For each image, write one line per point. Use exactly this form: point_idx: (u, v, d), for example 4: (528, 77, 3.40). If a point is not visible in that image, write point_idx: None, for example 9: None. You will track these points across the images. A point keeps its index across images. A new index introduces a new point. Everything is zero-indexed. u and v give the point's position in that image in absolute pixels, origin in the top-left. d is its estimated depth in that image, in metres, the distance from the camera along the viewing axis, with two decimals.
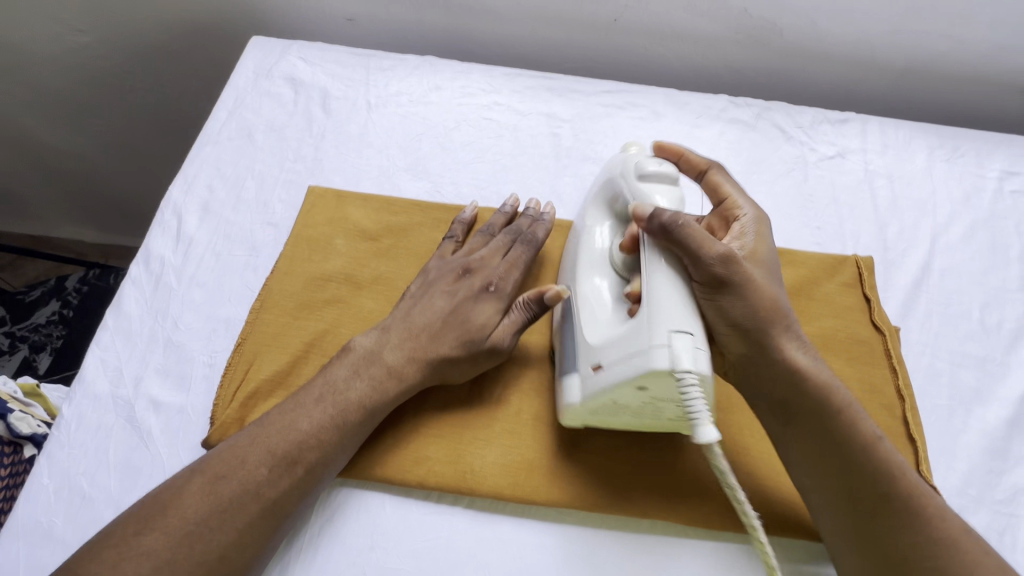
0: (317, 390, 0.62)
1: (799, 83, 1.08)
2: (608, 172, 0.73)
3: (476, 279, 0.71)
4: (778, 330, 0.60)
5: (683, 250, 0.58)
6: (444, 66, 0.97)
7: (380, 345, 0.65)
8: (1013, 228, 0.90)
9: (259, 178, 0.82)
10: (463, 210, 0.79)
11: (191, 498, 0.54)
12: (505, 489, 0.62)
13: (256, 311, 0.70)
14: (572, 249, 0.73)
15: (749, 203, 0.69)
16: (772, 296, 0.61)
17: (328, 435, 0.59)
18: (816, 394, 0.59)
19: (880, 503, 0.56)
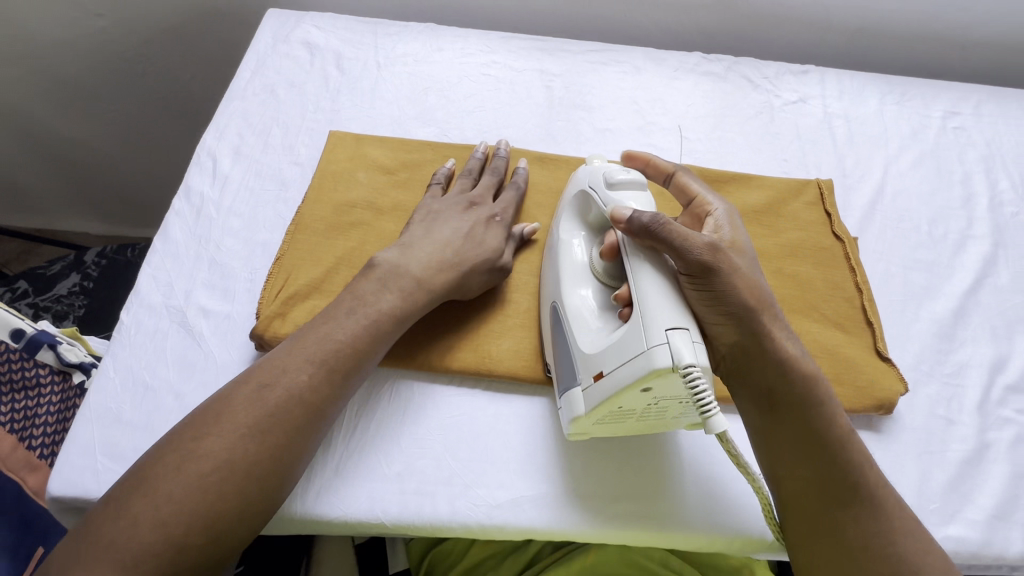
0: (346, 304, 0.68)
1: (765, 43, 1.20)
2: (580, 187, 0.76)
3: (480, 211, 0.80)
4: (767, 322, 0.63)
5: (670, 247, 0.61)
6: (445, 31, 1.07)
7: (404, 261, 0.72)
8: (955, 157, 1.02)
9: (284, 127, 0.91)
10: (443, 165, 0.86)
11: (244, 401, 0.59)
12: (520, 369, 0.72)
13: (291, 233, 0.78)
14: (551, 262, 0.75)
15: (718, 199, 0.72)
16: (757, 288, 0.64)
17: (365, 338, 0.66)
18: (801, 383, 0.64)
19: (848, 495, 0.60)
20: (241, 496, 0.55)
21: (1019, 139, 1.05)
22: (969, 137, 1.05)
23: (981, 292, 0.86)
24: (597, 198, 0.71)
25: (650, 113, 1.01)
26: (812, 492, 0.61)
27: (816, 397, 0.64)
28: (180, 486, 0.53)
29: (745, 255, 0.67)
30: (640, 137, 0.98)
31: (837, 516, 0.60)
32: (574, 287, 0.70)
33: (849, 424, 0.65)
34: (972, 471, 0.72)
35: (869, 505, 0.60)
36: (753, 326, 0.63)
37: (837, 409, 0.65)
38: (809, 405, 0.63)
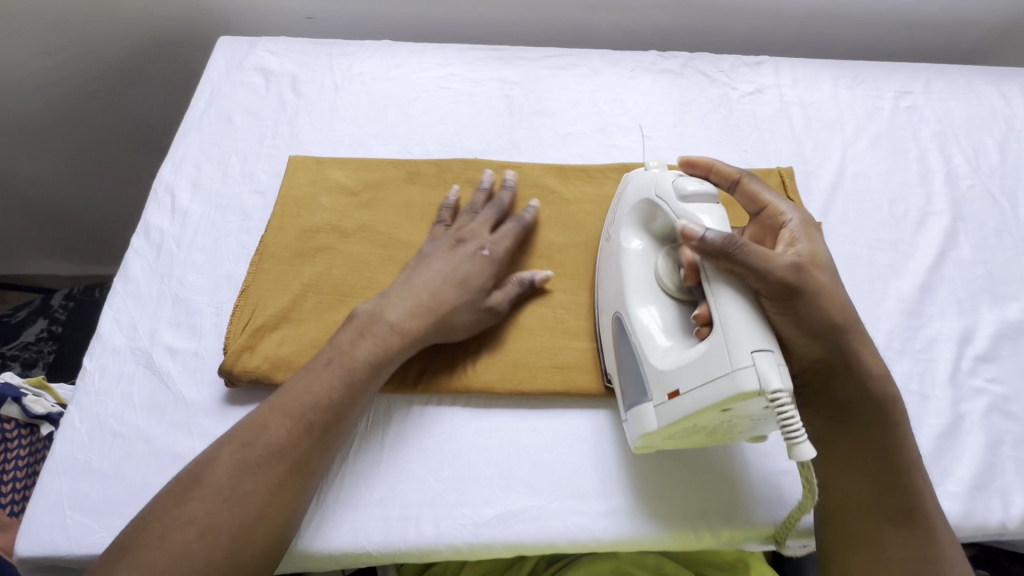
0: (326, 355, 0.66)
1: (719, 37, 1.21)
2: (646, 184, 0.73)
3: (469, 246, 0.77)
4: (852, 342, 0.64)
5: (751, 271, 0.59)
6: (400, 47, 1.07)
7: (382, 307, 0.70)
8: (909, 136, 1.04)
9: (242, 155, 0.90)
10: (448, 195, 0.84)
11: (224, 463, 0.57)
12: (497, 384, 0.71)
13: (255, 263, 0.77)
14: (612, 274, 0.73)
15: (791, 207, 0.70)
16: (840, 302, 0.63)
17: (337, 393, 0.64)
18: (875, 394, 0.64)
19: (904, 516, 0.61)
20: (230, 564, 0.53)
21: (970, 114, 1.08)
22: (921, 115, 1.07)
23: (944, 266, 0.88)
24: (667, 209, 0.68)
25: (610, 114, 1.01)
26: (863, 510, 0.63)
27: (892, 408, 0.64)
28: (164, 559, 0.52)
29: (827, 266, 0.65)
30: (602, 139, 0.98)
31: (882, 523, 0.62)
32: (638, 295, 0.68)
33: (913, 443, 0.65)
34: (949, 444, 0.73)
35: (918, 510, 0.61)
36: (837, 342, 0.63)
37: (908, 433, 0.65)
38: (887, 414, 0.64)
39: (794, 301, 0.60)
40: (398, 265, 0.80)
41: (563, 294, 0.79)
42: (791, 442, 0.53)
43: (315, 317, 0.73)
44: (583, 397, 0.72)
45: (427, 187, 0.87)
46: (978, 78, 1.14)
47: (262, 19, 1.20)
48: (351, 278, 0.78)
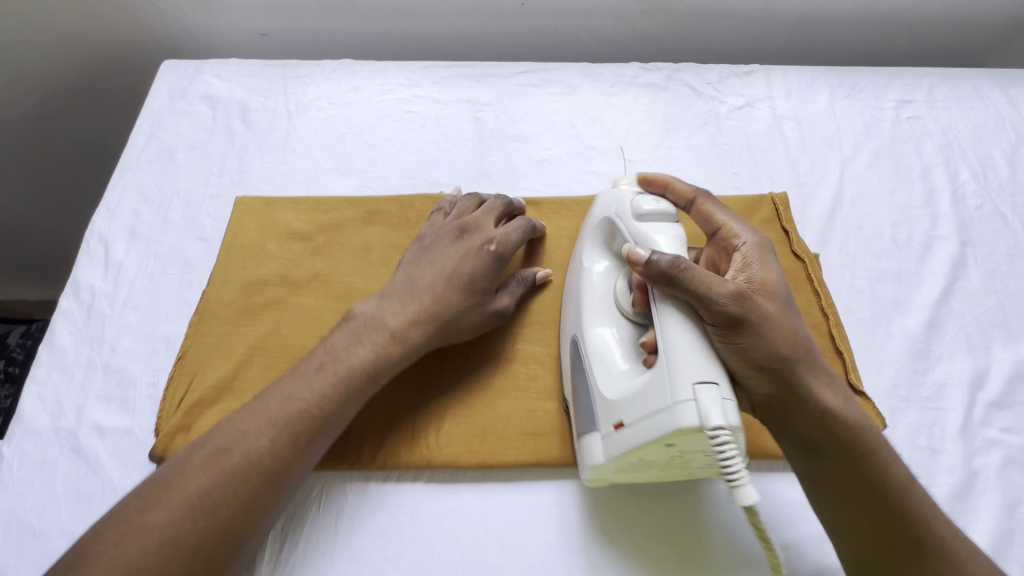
0: (317, 359, 0.59)
1: (706, 44, 1.13)
2: (607, 200, 0.70)
3: (475, 238, 0.70)
4: (808, 373, 0.57)
5: (692, 296, 0.54)
6: (360, 67, 0.98)
7: (381, 312, 0.63)
8: (912, 150, 0.96)
9: (184, 198, 0.82)
10: (449, 192, 0.79)
11: (196, 470, 0.50)
12: (461, 458, 0.64)
13: (194, 325, 0.69)
14: (572, 292, 0.69)
15: (749, 231, 0.64)
16: (796, 338, 0.57)
17: (328, 403, 0.56)
18: (843, 428, 0.57)
19: (915, 545, 0.54)
20: None
21: (977, 123, 1.00)
22: (924, 126, 1.00)
23: (953, 298, 0.81)
24: (623, 228, 0.64)
25: (589, 136, 0.94)
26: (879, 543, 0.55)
27: (876, 445, 0.57)
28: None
29: (782, 298, 0.59)
30: (580, 164, 0.91)
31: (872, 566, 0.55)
32: (593, 317, 0.65)
33: (906, 470, 0.57)
34: (962, 506, 0.66)
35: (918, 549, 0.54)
36: (793, 379, 0.56)
37: (896, 459, 0.57)
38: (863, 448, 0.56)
39: (741, 333, 0.54)
40: None
41: (537, 347, 0.72)
42: (730, 484, 0.48)
43: (261, 385, 0.66)
44: (556, 468, 0.65)
45: (388, 227, 0.80)
46: (983, 83, 1.06)
47: (214, 37, 1.11)
48: (302, 337, 0.70)
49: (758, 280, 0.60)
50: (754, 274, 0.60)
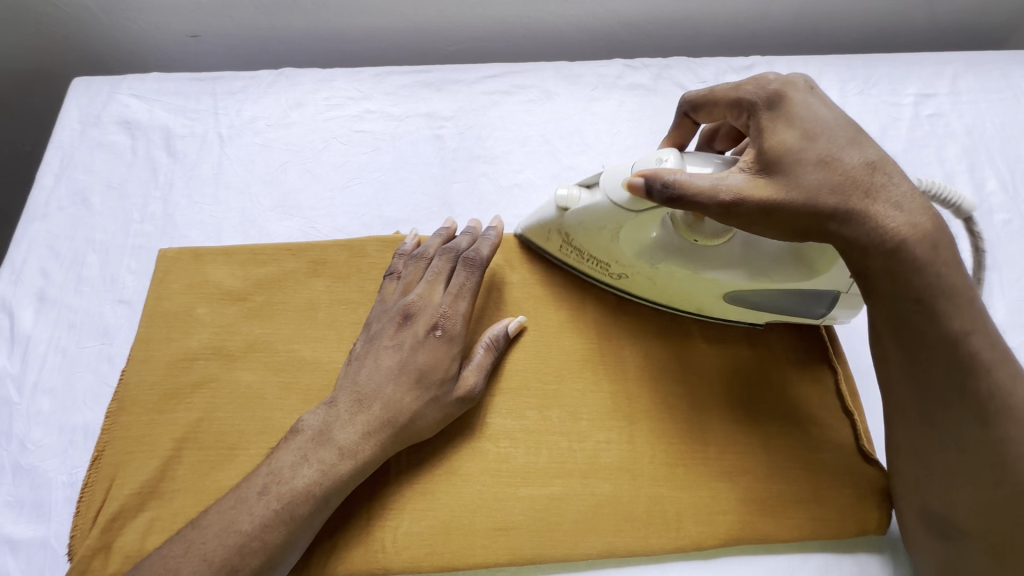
0: (259, 480, 0.54)
1: (701, 31, 0.99)
2: (597, 211, 0.62)
3: (419, 324, 0.62)
4: (866, 202, 0.51)
5: (697, 210, 0.53)
6: (304, 77, 0.86)
7: (329, 423, 0.57)
8: (932, 156, 0.86)
9: (102, 250, 0.71)
10: (404, 241, 0.70)
11: None
12: (424, 560, 0.56)
13: (112, 415, 0.61)
14: (641, 270, 0.66)
15: (758, 83, 0.58)
16: (827, 182, 0.51)
17: (272, 536, 0.51)
18: (915, 275, 0.50)
19: (949, 395, 0.50)
20: None
21: (1006, 119, 0.89)
22: (946, 125, 0.88)
23: None
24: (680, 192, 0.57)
25: (567, 153, 0.82)
26: (917, 414, 0.52)
27: (929, 292, 0.50)
28: None
29: (807, 142, 0.53)
30: (557, 189, 0.80)
31: (938, 496, 0.53)
32: (710, 273, 0.63)
33: (979, 320, 0.50)
34: None
35: (978, 445, 0.50)
36: (835, 224, 0.52)
37: (948, 273, 0.50)
38: (931, 299, 0.50)
39: (763, 213, 0.52)
40: (299, 395, 0.63)
41: (507, 420, 0.63)
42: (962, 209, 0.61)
43: (191, 484, 0.58)
44: (533, 563, 0.58)
45: (337, 280, 0.70)
46: (1014, 69, 0.93)
47: (136, 40, 0.96)
48: (240, 422, 0.61)
49: (779, 137, 0.54)
50: (770, 132, 0.55)
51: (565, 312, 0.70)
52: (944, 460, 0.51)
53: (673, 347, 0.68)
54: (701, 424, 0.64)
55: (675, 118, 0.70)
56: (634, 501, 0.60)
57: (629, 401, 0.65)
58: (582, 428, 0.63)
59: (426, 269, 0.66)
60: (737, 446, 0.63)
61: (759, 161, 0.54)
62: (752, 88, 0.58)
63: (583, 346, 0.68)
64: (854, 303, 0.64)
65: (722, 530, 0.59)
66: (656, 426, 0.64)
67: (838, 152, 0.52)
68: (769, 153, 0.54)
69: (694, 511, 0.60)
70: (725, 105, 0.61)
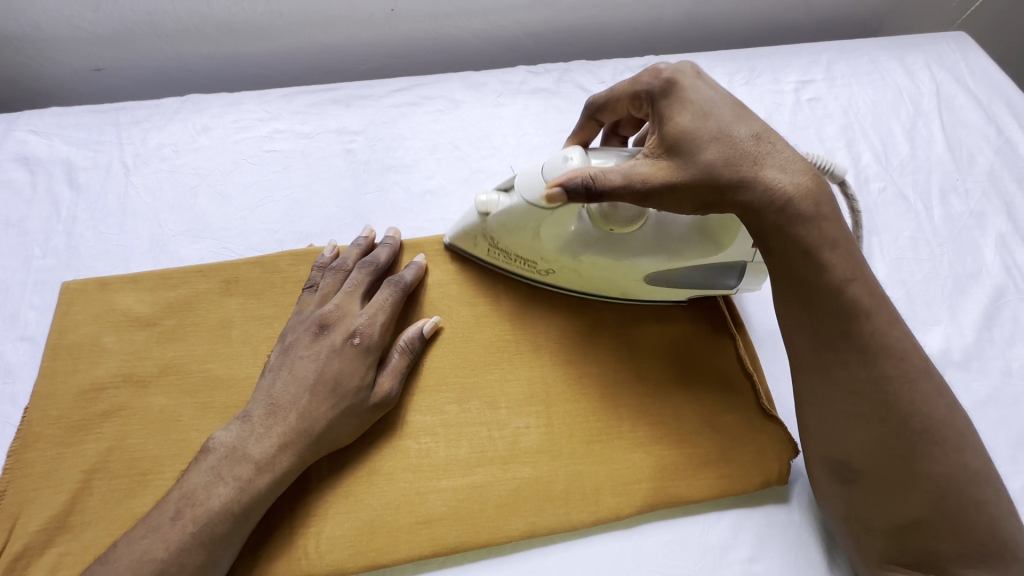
0: (172, 504, 0.53)
1: (601, 37, 1.05)
2: (516, 212, 0.64)
3: (336, 333, 0.63)
4: (756, 167, 0.56)
5: (621, 197, 0.56)
6: (211, 102, 0.86)
7: (243, 438, 0.57)
8: (813, 136, 0.93)
9: (2, 288, 0.70)
10: (321, 253, 0.71)
11: None
12: (348, 562, 0.57)
13: (14, 454, 0.59)
14: (563, 259, 0.68)
15: (655, 73, 0.62)
16: (721, 155, 0.55)
17: (187, 558, 0.51)
18: (800, 227, 0.55)
19: (838, 339, 0.55)
20: None
21: (877, 98, 0.98)
22: (824, 107, 0.96)
23: None
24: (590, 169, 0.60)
25: (475, 157, 0.85)
26: (812, 355, 0.57)
27: (813, 243, 0.55)
28: None
29: (699, 120, 0.56)
30: (468, 192, 0.83)
31: (840, 440, 0.56)
32: (630, 259, 0.66)
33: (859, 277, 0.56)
34: None
35: (870, 383, 0.54)
36: (732, 192, 0.56)
37: (827, 224, 0.56)
38: (817, 250, 0.55)
39: (671, 190, 0.56)
40: (215, 413, 0.63)
41: (428, 416, 0.65)
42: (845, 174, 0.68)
43: (102, 515, 0.57)
44: (460, 552, 0.59)
45: (249, 297, 0.70)
46: (880, 54, 1.03)
47: (36, 78, 0.95)
48: (153, 447, 0.61)
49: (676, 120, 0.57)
50: (666, 120, 0.58)
51: (481, 306, 0.72)
52: (840, 404, 0.56)
53: (584, 329, 0.72)
54: (615, 399, 0.67)
55: (580, 119, 0.72)
56: (553, 480, 0.62)
57: (545, 384, 0.68)
58: (501, 416, 0.65)
59: (344, 281, 0.68)
60: (649, 417, 0.67)
61: (662, 145, 0.58)
62: (649, 79, 0.62)
63: (498, 337, 0.70)
64: (761, 271, 0.67)
65: (639, 501, 0.62)
66: (571, 406, 0.67)
67: (726, 127, 0.56)
68: (667, 138, 0.58)
69: (611, 483, 0.63)
70: (626, 99, 0.65)
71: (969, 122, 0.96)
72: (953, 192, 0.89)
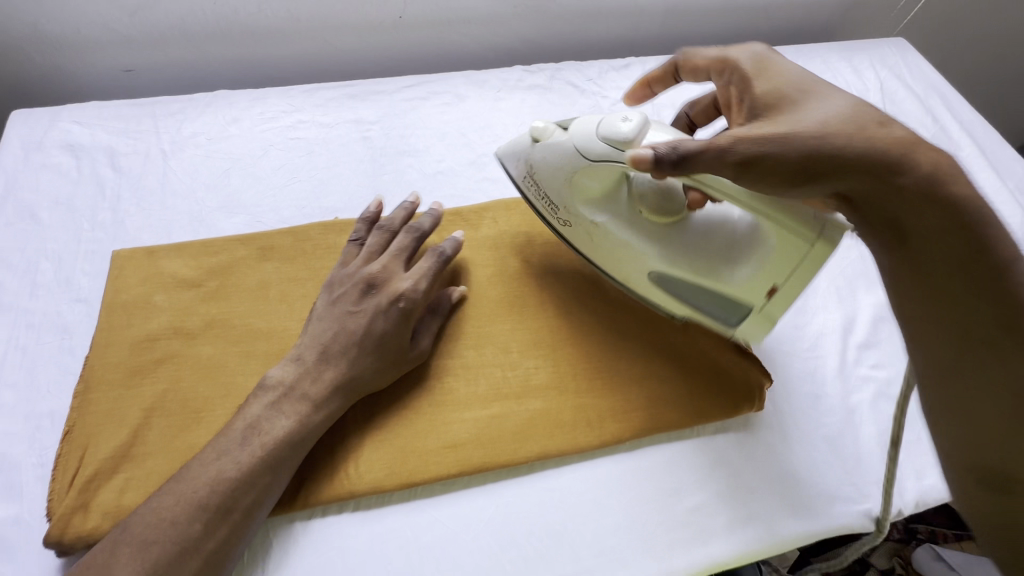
0: (238, 432, 0.60)
1: (586, 42, 1.18)
2: (560, 155, 0.70)
3: (383, 295, 0.70)
4: (867, 141, 0.53)
5: (708, 163, 0.55)
6: (239, 97, 0.95)
7: (298, 378, 0.64)
8: None
9: (55, 258, 0.76)
10: (367, 207, 0.79)
11: (128, 558, 0.52)
12: (385, 482, 0.64)
13: (80, 396, 0.66)
14: (592, 233, 0.74)
15: (739, 55, 0.68)
16: (820, 130, 0.54)
17: (250, 472, 0.58)
18: (926, 198, 0.51)
19: (988, 316, 0.49)
20: None
21: None
22: None
23: None
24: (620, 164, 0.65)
25: (480, 143, 0.96)
26: (945, 336, 0.51)
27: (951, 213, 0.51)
28: None
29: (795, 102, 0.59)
30: (475, 172, 0.93)
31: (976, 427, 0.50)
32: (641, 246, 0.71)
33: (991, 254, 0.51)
34: (843, 440, 0.74)
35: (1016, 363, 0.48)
36: (835, 166, 0.53)
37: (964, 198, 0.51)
38: (957, 219, 0.50)
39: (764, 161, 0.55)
40: (259, 360, 0.70)
41: (448, 360, 0.73)
42: None
43: (163, 446, 0.63)
44: (484, 474, 0.67)
45: (284, 262, 0.78)
46: (832, 56, 1.17)
47: (69, 77, 1.03)
48: (204, 389, 0.68)
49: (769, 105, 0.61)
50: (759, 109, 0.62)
51: (492, 267, 0.81)
52: (977, 388, 0.50)
53: (583, 285, 0.81)
54: (612, 343, 0.77)
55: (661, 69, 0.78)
56: (562, 411, 0.71)
57: (550, 332, 0.77)
58: (513, 359, 0.74)
59: (389, 245, 0.75)
60: (642, 357, 0.76)
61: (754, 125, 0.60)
62: (742, 63, 0.67)
63: (508, 293, 0.79)
64: (766, 322, 0.69)
65: (638, 428, 0.71)
66: (574, 350, 0.76)
67: (823, 109, 0.57)
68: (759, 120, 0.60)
69: (613, 412, 0.72)
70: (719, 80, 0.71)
71: (909, 113, 1.10)
72: None
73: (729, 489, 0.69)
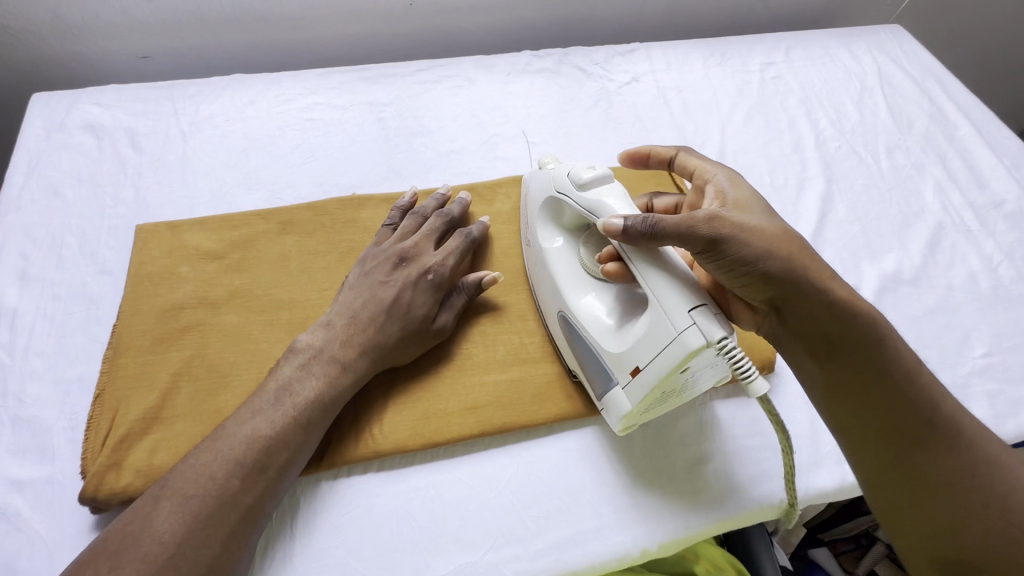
0: (271, 392, 0.62)
1: (591, 28, 1.20)
2: (540, 192, 0.74)
3: (413, 268, 0.73)
4: (804, 258, 0.59)
5: (677, 242, 0.58)
6: (254, 80, 0.97)
7: (328, 342, 0.66)
8: (778, 106, 1.09)
9: (80, 233, 0.78)
10: (402, 197, 0.82)
11: (168, 509, 0.53)
12: (409, 442, 0.66)
13: (109, 361, 0.67)
14: (539, 272, 0.73)
15: (717, 166, 0.68)
16: (774, 237, 0.59)
17: (281, 429, 0.60)
18: (851, 304, 0.58)
19: (910, 404, 0.54)
20: None
21: (829, 77, 1.14)
22: (786, 84, 1.12)
23: (826, 229, 0.93)
24: (570, 202, 0.68)
25: (491, 124, 0.98)
26: (874, 420, 0.56)
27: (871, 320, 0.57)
28: None
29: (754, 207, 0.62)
30: (487, 151, 0.95)
31: (920, 499, 0.52)
32: (569, 283, 0.69)
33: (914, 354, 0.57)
34: None
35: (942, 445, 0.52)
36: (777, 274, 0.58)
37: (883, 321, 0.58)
38: (875, 327, 0.57)
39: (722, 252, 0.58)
40: (282, 328, 0.72)
41: (467, 326, 0.75)
42: None
43: (192, 408, 0.65)
44: (505, 434, 0.69)
45: (304, 235, 0.80)
46: (830, 42, 1.20)
47: (86, 63, 1.05)
48: (230, 355, 0.69)
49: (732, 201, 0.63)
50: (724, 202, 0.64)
51: (508, 240, 0.83)
52: (913, 466, 0.53)
53: None
54: None
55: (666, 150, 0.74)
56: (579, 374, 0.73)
57: None
58: (530, 326, 0.76)
59: (421, 224, 0.78)
60: None
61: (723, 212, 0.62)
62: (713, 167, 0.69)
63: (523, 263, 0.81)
64: (619, 408, 0.63)
65: None
66: None
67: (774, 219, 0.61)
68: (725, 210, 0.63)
69: None
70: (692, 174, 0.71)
71: (906, 95, 1.13)
72: (897, 150, 1.05)
73: (742, 448, 0.71)
